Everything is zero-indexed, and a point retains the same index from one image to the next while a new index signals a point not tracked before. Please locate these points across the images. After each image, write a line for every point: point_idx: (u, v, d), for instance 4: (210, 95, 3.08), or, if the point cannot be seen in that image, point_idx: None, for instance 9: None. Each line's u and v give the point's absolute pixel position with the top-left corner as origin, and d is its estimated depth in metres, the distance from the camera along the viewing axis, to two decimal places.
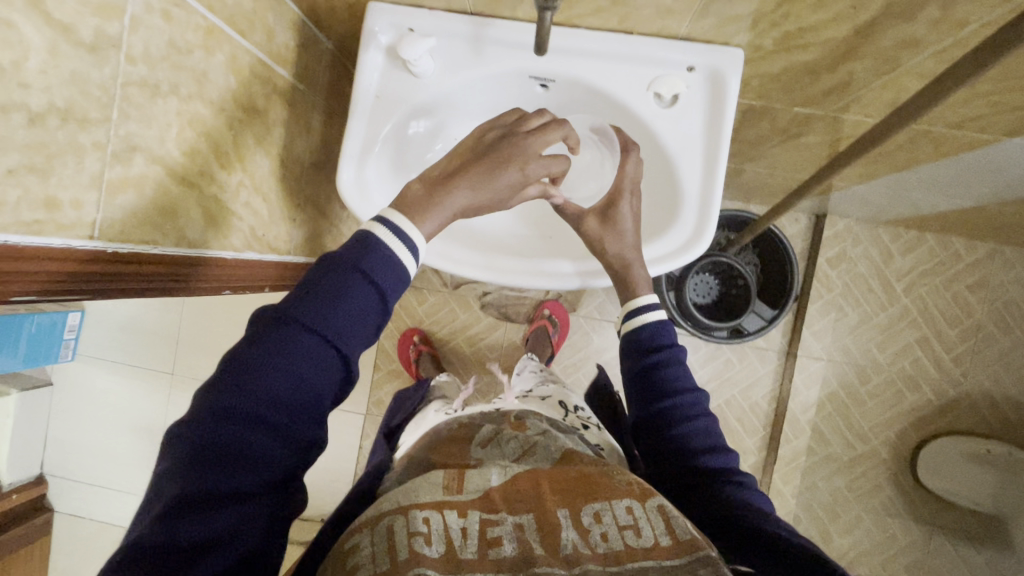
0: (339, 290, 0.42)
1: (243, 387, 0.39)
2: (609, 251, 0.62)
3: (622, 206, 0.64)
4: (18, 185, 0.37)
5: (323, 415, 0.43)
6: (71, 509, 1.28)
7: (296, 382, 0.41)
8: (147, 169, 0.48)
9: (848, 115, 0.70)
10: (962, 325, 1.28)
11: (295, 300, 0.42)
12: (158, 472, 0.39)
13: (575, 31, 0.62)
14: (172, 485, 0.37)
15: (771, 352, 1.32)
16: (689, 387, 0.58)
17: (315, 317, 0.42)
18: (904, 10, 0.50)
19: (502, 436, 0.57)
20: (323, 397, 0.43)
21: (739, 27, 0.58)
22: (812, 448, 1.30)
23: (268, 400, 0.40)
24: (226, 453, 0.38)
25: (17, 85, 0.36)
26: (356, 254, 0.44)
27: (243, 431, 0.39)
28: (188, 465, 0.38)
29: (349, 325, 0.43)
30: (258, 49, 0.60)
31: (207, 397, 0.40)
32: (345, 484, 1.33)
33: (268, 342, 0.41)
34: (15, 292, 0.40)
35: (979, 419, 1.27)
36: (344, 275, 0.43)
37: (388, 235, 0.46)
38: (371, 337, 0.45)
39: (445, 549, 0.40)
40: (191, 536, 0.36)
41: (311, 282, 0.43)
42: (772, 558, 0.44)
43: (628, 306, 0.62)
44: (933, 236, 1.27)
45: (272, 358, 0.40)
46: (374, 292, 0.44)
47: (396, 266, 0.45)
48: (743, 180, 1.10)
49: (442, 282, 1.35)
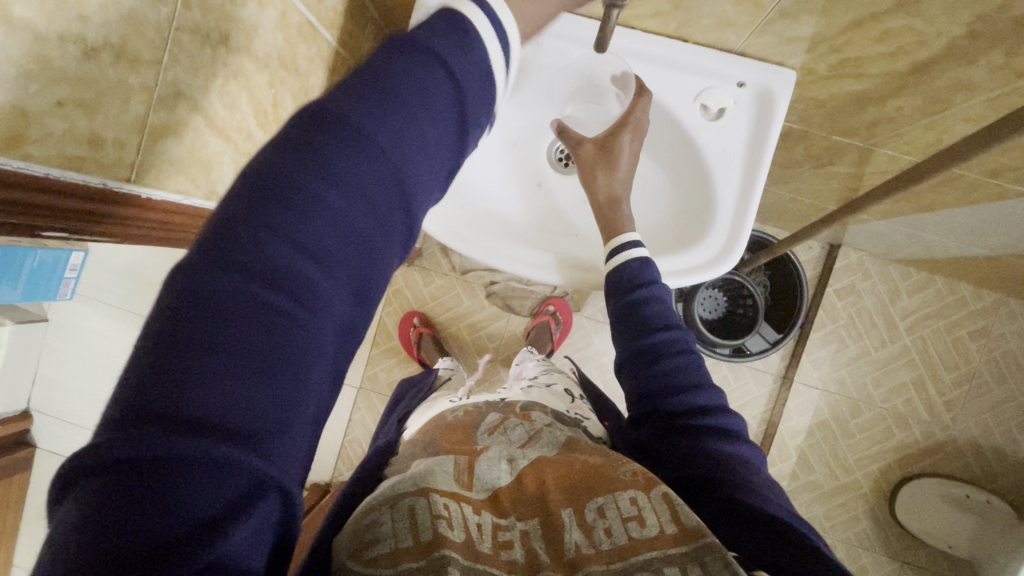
0: (418, 94, 0.35)
1: (294, 210, 0.31)
2: (598, 182, 0.63)
3: (620, 141, 0.62)
4: (66, 119, 0.37)
5: (389, 249, 0.37)
6: (54, 448, 1.28)
7: (359, 203, 0.33)
8: (190, 118, 0.48)
9: (885, 150, 0.70)
10: (959, 371, 1.29)
11: (353, 100, 0.33)
12: (166, 304, 0.29)
13: (630, 32, 0.63)
14: (200, 324, 0.28)
15: (767, 375, 1.33)
16: (671, 324, 0.58)
17: (387, 121, 0.34)
18: (967, 53, 0.50)
19: (509, 424, 0.56)
20: (390, 226, 0.36)
21: (797, 48, 0.58)
22: (795, 473, 1.31)
23: (329, 225, 0.32)
24: (279, 290, 0.31)
25: (78, 17, 0.35)
26: (440, 44, 0.35)
27: (297, 263, 0.31)
28: (226, 299, 0.29)
29: (427, 143, 0.36)
30: (308, 10, 0.59)
31: (241, 213, 0.31)
32: (329, 454, 1.33)
33: (325, 151, 0.32)
34: (46, 224, 0.41)
35: (961, 465, 1.29)
36: (421, 73, 0.35)
37: (486, 28, 0.36)
38: (445, 162, 0.38)
39: (465, 537, 0.41)
40: (241, 395, 0.28)
41: (381, 75, 0.34)
42: (754, 526, 0.44)
43: (612, 244, 0.62)
44: (942, 279, 1.28)
45: (331, 174, 0.32)
46: (455, 105, 0.37)
47: (488, 80, 0.37)
48: (765, 201, 1.10)
49: (450, 266, 1.35)
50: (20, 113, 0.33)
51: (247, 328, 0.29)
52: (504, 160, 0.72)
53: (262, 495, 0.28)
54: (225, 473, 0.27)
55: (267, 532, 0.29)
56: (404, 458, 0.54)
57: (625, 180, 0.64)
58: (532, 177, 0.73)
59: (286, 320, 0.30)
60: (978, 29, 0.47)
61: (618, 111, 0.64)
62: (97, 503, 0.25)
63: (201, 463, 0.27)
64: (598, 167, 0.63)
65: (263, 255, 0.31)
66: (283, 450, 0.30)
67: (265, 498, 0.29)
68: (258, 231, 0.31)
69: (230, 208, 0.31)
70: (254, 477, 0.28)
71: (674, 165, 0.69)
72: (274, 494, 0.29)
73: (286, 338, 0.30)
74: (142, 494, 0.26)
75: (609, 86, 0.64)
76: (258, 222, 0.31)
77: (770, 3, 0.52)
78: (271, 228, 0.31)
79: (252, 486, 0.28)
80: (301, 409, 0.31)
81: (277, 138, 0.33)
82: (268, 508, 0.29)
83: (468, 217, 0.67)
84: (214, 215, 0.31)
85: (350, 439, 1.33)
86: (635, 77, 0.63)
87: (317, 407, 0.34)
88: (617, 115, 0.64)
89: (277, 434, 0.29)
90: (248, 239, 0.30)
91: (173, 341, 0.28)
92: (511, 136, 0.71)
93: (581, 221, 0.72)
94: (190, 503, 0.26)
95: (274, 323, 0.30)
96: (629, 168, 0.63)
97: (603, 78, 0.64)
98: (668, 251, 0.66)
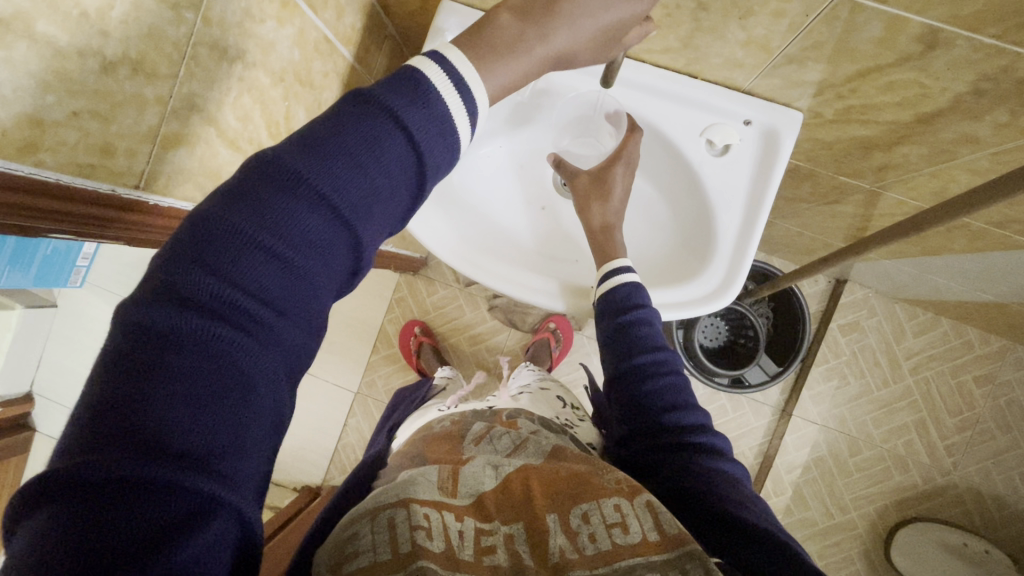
0: (368, 142, 0.35)
1: (241, 247, 0.33)
2: (591, 210, 0.64)
3: (614, 173, 0.64)
4: (80, 128, 0.38)
5: (336, 281, 0.37)
6: (51, 432, 1.29)
7: (308, 240, 0.34)
8: (203, 129, 0.49)
9: (891, 193, 0.70)
10: (962, 416, 1.27)
11: (305, 149, 0.35)
12: (118, 341, 0.30)
13: (640, 65, 0.64)
14: (144, 359, 0.29)
15: (766, 407, 1.31)
16: (661, 345, 0.58)
17: (333, 164, 0.35)
18: (972, 109, 0.50)
19: (495, 433, 0.55)
20: (338, 259, 0.36)
21: (803, 92, 0.59)
22: (790, 509, 1.29)
23: (275, 260, 0.33)
24: (228, 322, 0.31)
25: (98, 32, 0.36)
26: (394, 97, 0.36)
27: (241, 296, 0.32)
28: (175, 332, 0.30)
29: (381, 187, 0.36)
30: (326, 26, 0.61)
31: (188, 253, 0.32)
32: (322, 457, 1.33)
33: (276, 195, 0.34)
34: (61, 224, 0.42)
35: (960, 511, 1.26)
36: (369, 123, 0.36)
37: (444, 83, 0.38)
38: (398, 202, 0.38)
39: (445, 546, 0.40)
40: (185, 423, 0.29)
41: (332, 128, 0.36)
42: (745, 539, 0.42)
43: (604, 270, 0.62)
44: (949, 321, 1.27)
45: (277, 215, 0.33)
46: (411, 156, 0.37)
47: (448, 131, 0.38)
48: (770, 233, 1.10)
49: (455, 277, 1.36)
50: (35, 121, 0.34)
51: (194, 359, 0.30)
52: (511, 182, 0.73)
53: (211, 517, 0.28)
54: (170, 493, 0.28)
55: (222, 554, 0.29)
56: (390, 469, 0.54)
57: (619, 209, 0.65)
58: (538, 199, 0.73)
59: (236, 351, 0.31)
60: (983, 87, 0.47)
61: (613, 146, 0.66)
62: (47, 528, 0.26)
63: (148, 485, 0.27)
64: (593, 198, 0.65)
65: (213, 290, 0.32)
66: (234, 472, 0.30)
67: (214, 521, 0.28)
68: (211, 268, 0.32)
69: (180, 247, 0.32)
70: (200, 499, 0.28)
71: (677, 199, 0.69)
72: (227, 515, 0.29)
73: (234, 370, 0.31)
74: (90, 516, 0.26)
75: (605, 123, 0.66)
76: (209, 261, 0.32)
77: (778, 47, 0.54)
78: (223, 266, 0.32)
79: (197, 507, 0.28)
80: (253, 435, 0.31)
81: (227, 184, 0.34)
82: (221, 530, 0.29)
83: (469, 235, 0.67)
84: (163, 257, 0.33)
85: (344, 444, 1.33)
86: (628, 114, 0.65)
87: (274, 433, 0.34)
88: (611, 150, 0.66)
89: (224, 458, 0.30)
90: (196, 276, 0.32)
91: (123, 373, 0.29)
92: (517, 160, 0.73)
93: (579, 244, 0.72)
94: (137, 523, 0.26)
95: (222, 354, 0.31)
96: (623, 199, 0.65)
97: (601, 113, 0.66)
98: (662, 285, 0.66)
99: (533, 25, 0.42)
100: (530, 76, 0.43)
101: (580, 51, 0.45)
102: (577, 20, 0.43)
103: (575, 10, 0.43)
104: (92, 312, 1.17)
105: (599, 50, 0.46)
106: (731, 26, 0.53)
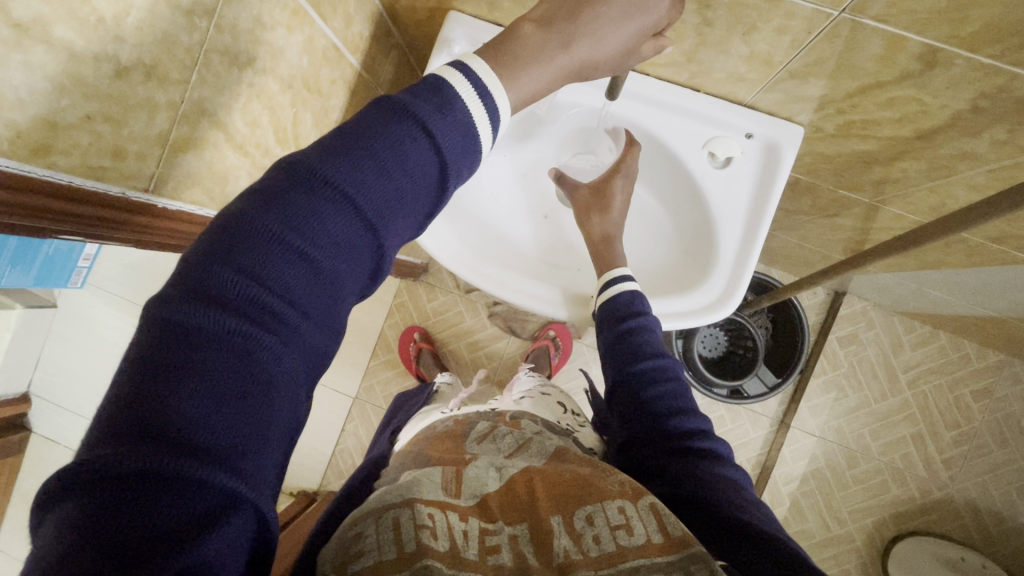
0: (393, 148, 0.36)
1: (268, 247, 0.33)
2: (592, 222, 0.65)
3: (614, 186, 0.65)
4: (92, 131, 0.38)
5: (356, 283, 0.37)
6: (48, 433, 1.26)
7: (332, 242, 0.35)
8: (211, 134, 0.49)
9: (889, 208, 0.71)
10: (959, 429, 1.27)
11: (334, 153, 0.35)
12: (148, 335, 0.31)
13: (645, 78, 0.65)
14: (173, 355, 0.30)
15: (765, 418, 1.31)
16: (662, 351, 0.59)
17: (359, 168, 0.35)
18: (971, 126, 0.51)
19: (498, 432, 0.56)
20: (358, 261, 0.36)
21: (805, 107, 0.60)
22: (788, 520, 1.28)
23: (299, 261, 0.34)
24: (254, 321, 0.32)
25: (113, 38, 0.37)
26: (419, 105, 0.37)
27: (267, 295, 0.32)
28: (204, 330, 0.31)
29: (403, 191, 0.37)
30: (334, 34, 0.61)
31: (218, 251, 0.33)
32: (319, 462, 1.32)
33: (304, 199, 0.34)
34: (76, 227, 0.42)
35: (958, 526, 1.26)
36: (395, 130, 0.36)
37: (468, 91, 0.38)
38: (419, 208, 0.39)
39: (450, 545, 0.40)
40: (209, 418, 0.29)
41: (360, 133, 0.36)
42: (750, 544, 0.42)
43: (605, 279, 0.63)
44: (947, 335, 1.27)
45: (303, 217, 0.34)
46: (434, 162, 0.38)
47: (470, 139, 0.39)
48: (770, 245, 1.11)
49: (456, 284, 1.36)
50: (49, 124, 0.35)
51: (221, 356, 0.30)
52: (516, 189, 0.73)
53: (231, 513, 0.29)
54: (193, 488, 0.28)
55: (239, 549, 0.29)
56: (393, 470, 0.54)
57: (619, 221, 0.66)
58: (540, 208, 0.74)
59: (260, 351, 0.31)
60: (981, 104, 0.48)
61: (610, 160, 0.67)
62: (72, 516, 0.26)
63: (173, 480, 0.27)
64: (594, 209, 0.66)
65: (239, 288, 0.32)
66: (254, 470, 0.30)
67: (234, 517, 0.29)
68: (239, 267, 0.32)
69: (210, 245, 0.33)
70: (220, 495, 0.28)
71: (679, 209, 0.70)
72: (246, 511, 0.30)
73: (257, 369, 0.31)
74: (116, 505, 0.26)
75: (605, 137, 0.68)
76: (237, 260, 0.32)
77: (780, 62, 0.54)
78: (251, 266, 0.33)
79: (218, 503, 0.28)
80: (272, 434, 0.32)
81: (256, 185, 0.35)
82: (240, 526, 0.29)
83: (472, 242, 0.67)
84: (194, 253, 0.33)
85: (342, 449, 1.33)
86: (627, 130, 0.67)
87: (292, 431, 0.34)
88: (611, 164, 0.67)
89: (245, 455, 0.30)
90: (224, 275, 0.32)
91: (152, 367, 0.29)
92: (522, 168, 0.73)
93: (578, 250, 0.73)
94: (162, 516, 0.27)
95: (249, 351, 0.31)
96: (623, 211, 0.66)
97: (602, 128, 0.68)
98: (664, 294, 0.67)
99: (555, 36, 0.43)
100: (552, 86, 0.44)
101: (602, 62, 0.46)
102: (598, 34, 0.44)
103: (598, 24, 0.44)
104: (93, 313, 1.17)
105: (619, 63, 0.47)
106: (735, 40, 0.54)
